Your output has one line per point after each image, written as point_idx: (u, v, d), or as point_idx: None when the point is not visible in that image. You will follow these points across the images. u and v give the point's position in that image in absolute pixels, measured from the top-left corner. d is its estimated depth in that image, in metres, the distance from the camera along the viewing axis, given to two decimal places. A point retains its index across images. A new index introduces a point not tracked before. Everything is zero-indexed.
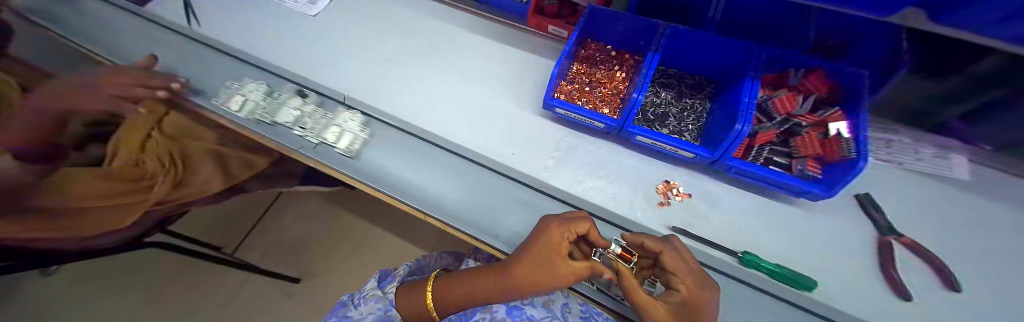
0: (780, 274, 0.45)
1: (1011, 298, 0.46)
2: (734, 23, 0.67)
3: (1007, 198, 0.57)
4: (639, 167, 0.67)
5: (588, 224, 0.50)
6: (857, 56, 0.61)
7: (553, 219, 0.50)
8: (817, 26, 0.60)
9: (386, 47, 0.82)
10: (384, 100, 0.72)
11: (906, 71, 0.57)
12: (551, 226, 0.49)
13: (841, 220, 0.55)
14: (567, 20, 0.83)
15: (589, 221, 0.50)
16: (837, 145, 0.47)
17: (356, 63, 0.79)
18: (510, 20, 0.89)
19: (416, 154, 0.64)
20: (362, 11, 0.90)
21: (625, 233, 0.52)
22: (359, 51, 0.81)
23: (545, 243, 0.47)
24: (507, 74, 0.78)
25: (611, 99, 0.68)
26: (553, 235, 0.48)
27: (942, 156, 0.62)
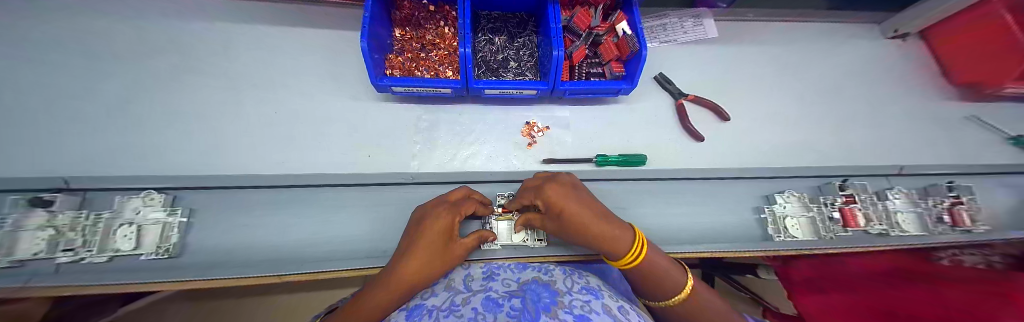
0: (624, 161, 0.58)
1: (747, 114, 0.69)
2: None
3: (743, 39, 0.79)
4: (505, 120, 0.66)
5: (474, 201, 0.45)
6: None
7: (431, 203, 0.42)
8: None
9: (144, 86, 0.60)
10: (173, 154, 0.55)
11: None
12: (439, 206, 0.40)
13: (654, 100, 0.68)
14: None
15: (472, 198, 0.45)
16: (626, 43, 0.58)
17: (95, 124, 0.55)
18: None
19: (233, 205, 0.49)
20: (68, 43, 0.63)
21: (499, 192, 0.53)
22: (91, 104, 0.57)
23: (436, 225, 0.37)
24: (332, 67, 0.67)
25: (449, 60, 0.63)
26: (444, 215, 0.39)
27: (698, 24, 0.79)
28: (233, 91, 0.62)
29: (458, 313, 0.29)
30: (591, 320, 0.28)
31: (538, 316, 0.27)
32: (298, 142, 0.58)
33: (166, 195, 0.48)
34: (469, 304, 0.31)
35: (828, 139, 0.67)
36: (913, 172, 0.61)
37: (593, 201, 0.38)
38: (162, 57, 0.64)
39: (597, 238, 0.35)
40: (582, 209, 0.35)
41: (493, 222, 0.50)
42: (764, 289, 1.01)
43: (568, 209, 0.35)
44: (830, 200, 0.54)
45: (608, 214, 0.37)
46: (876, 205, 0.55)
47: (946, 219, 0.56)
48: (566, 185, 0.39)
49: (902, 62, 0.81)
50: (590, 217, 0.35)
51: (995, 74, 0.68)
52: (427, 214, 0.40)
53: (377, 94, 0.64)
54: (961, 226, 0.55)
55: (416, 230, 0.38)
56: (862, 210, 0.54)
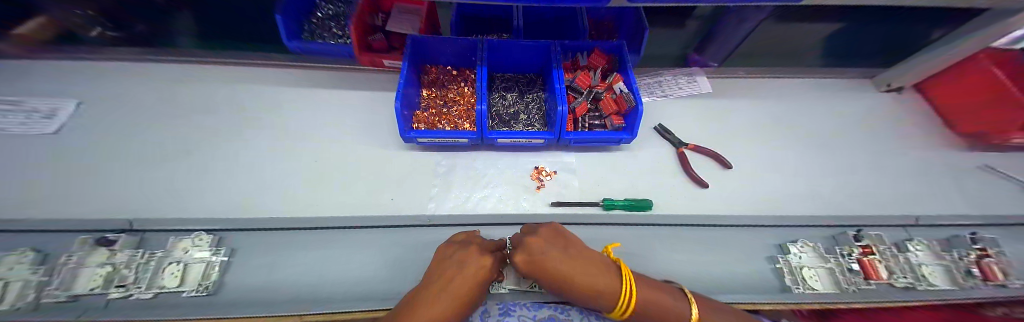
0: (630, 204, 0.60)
1: (747, 161, 0.72)
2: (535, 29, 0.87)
3: (734, 93, 0.86)
4: (516, 166, 0.71)
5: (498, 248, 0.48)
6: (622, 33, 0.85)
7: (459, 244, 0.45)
8: (584, 15, 0.80)
9: (208, 135, 0.71)
10: (220, 196, 0.61)
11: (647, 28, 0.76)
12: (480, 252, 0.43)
13: (655, 148, 0.73)
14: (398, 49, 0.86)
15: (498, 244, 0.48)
16: (623, 100, 0.65)
17: (163, 169, 0.64)
18: (343, 62, 0.89)
19: (268, 244, 0.53)
20: (157, 102, 0.77)
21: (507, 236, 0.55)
22: (162, 152, 0.67)
23: (479, 270, 0.40)
24: (366, 119, 0.77)
25: (467, 114, 0.71)
26: (484, 261, 0.41)
27: (690, 81, 0.87)
28: (280, 141, 0.72)
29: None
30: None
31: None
32: (329, 186, 0.64)
33: (214, 235, 0.53)
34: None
35: (835, 187, 0.69)
36: (927, 222, 0.60)
37: (569, 252, 0.40)
38: (227, 113, 0.76)
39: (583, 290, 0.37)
40: (555, 266, 0.38)
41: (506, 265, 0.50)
42: None
43: (544, 270, 0.38)
44: (845, 250, 0.54)
45: (583, 261, 0.39)
46: (896, 257, 0.54)
47: (978, 273, 0.53)
48: (536, 242, 0.42)
49: (896, 112, 0.85)
50: (568, 271, 0.37)
51: (1004, 123, 0.70)
52: (470, 256, 0.42)
53: (402, 143, 0.72)
54: (993, 281, 0.52)
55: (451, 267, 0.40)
56: (882, 262, 0.53)
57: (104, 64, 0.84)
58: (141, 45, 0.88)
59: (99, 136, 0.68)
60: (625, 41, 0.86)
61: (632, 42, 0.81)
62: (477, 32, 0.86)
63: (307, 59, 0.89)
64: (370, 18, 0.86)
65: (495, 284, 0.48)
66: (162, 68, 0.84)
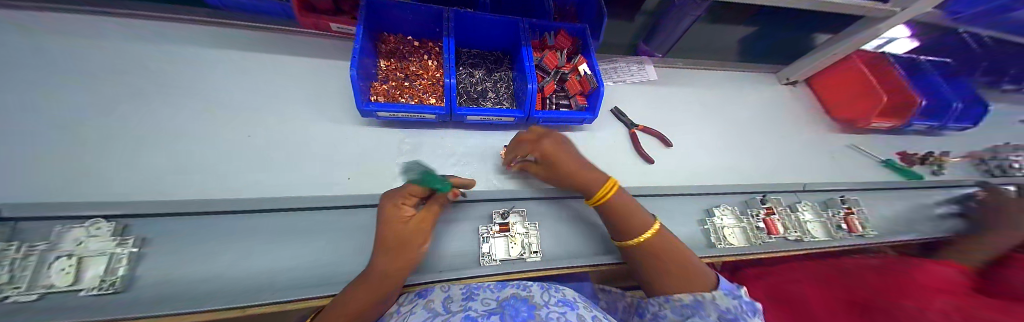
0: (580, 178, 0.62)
1: (686, 141, 0.82)
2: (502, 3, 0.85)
3: (678, 80, 0.96)
4: (483, 144, 0.71)
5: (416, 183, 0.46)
6: (586, 17, 0.88)
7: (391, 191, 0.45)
8: None
9: (92, 103, 0.56)
10: (123, 178, 0.51)
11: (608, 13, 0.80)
12: (384, 201, 0.44)
13: (613, 128, 0.79)
14: (349, 14, 0.77)
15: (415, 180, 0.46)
16: (587, 81, 0.69)
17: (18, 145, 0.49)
18: (279, 26, 0.77)
19: (195, 232, 0.46)
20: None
21: (498, 209, 0.56)
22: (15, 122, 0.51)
23: (384, 221, 0.42)
24: (313, 93, 0.69)
25: (432, 89, 0.68)
26: (387, 210, 0.43)
27: (643, 68, 0.94)
28: (203, 114, 0.61)
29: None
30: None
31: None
32: (271, 166, 0.57)
33: (116, 224, 0.44)
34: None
35: (750, 163, 0.82)
36: (817, 189, 0.75)
37: (581, 158, 0.52)
38: (122, 77, 0.61)
39: (584, 186, 0.49)
40: (561, 159, 0.50)
41: (488, 239, 0.53)
42: None
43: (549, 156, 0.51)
44: (756, 212, 0.66)
45: (580, 167, 0.50)
46: (791, 216, 0.67)
47: (844, 226, 0.69)
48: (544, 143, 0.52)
49: (799, 102, 1.03)
50: (572, 165, 0.50)
51: (867, 111, 0.89)
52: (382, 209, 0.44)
53: (359, 119, 0.67)
54: (855, 232, 0.68)
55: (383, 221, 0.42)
56: (780, 220, 0.66)
57: None
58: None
59: None
60: (587, 25, 0.88)
61: (594, 26, 0.85)
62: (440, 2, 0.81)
63: (232, 19, 0.75)
64: None
65: (485, 258, 0.51)
66: None
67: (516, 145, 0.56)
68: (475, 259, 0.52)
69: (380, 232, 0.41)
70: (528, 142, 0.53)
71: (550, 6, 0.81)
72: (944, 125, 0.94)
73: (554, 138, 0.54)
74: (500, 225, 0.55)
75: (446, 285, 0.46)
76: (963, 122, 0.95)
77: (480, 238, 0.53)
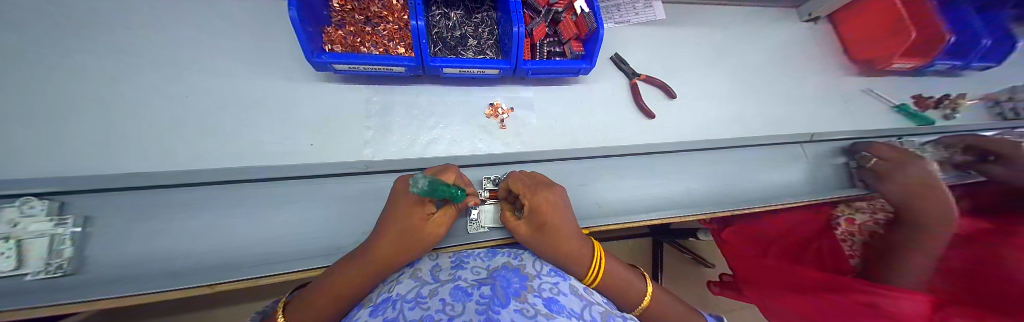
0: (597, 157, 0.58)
1: (690, 92, 0.75)
2: None
3: (688, 20, 0.84)
4: (465, 101, 0.63)
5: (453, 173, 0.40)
6: None
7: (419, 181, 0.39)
8: None
9: None
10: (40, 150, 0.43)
11: None
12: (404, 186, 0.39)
13: (612, 80, 0.71)
14: None
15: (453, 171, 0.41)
16: (583, 21, 0.59)
17: None
18: None
19: (147, 208, 0.42)
20: None
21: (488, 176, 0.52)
22: None
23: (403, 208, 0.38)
24: (261, 45, 0.59)
25: (399, 35, 0.57)
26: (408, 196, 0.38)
27: (649, 5, 0.81)
28: (130, 73, 0.51)
29: (426, 305, 0.29)
30: (559, 303, 0.30)
31: (508, 302, 0.28)
32: (222, 134, 0.50)
33: (50, 202, 0.38)
34: (436, 295, 0.31)
35: (756, 114, 0.76)
36: (820, 140, 0.71)
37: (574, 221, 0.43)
38: (10, 28, 0.50)
39: (568, 256, 0.40)
40: (555, 222, 0.40)
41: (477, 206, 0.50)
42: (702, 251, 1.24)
43: (543, 213, 0.40)
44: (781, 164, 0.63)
45: (574, 235, 0.41)
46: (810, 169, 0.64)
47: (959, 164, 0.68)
48: (546, 195, 0.42)
49: (817, 43, 0.92)
50: (566, 231, 0.40)
51: (890, 52, 0.80)
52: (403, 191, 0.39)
53: (319, 75, 0.58)
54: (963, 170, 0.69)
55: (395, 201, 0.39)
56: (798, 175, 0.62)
57: None
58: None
59: None
60: None
61: None
62: None
63: None
64: None
65: (473, 224, 0.49)
66: None
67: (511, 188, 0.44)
68: (462, 226, 0.49)
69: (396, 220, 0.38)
70: (523, 190, 0.42)
71: None
72: (968, 66, 0.86)
73: (556, 194, 0.43)
74: (489, 192, 0.51)
75: (435, 254, 0.43)
76: (988, 62, 0.88)
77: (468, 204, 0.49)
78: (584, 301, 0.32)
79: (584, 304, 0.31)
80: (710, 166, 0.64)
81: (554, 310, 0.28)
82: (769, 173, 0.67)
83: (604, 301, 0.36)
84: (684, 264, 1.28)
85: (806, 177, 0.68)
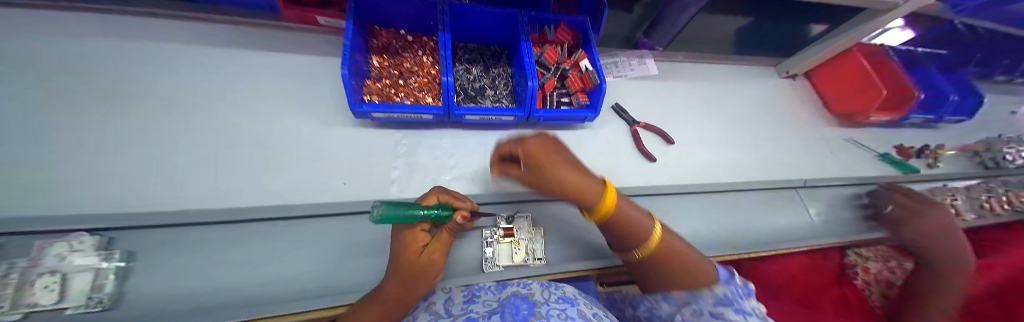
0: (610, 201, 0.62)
1: (686, 138, 0.81)
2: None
3: (679, 75, 0.94)
4: (483, 143, 0.69)
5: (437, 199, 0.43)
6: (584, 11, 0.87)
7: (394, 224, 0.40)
8: None
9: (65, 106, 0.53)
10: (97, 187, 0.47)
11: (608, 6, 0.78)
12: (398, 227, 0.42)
13: (614, 126, 0.78)
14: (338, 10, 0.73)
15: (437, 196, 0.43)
16: (588, 77, 0.67)
17: None
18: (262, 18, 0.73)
19: (185, 244, 0.45)
20: None
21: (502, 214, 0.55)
22: None
23: (399, 251, 0.40)
24: (303, 94, 0.67)
25: (428, 87, 0.65)
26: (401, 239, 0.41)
27: (643, 63, 0.92)
28: (187, 117, 0.58)
29: None
30: None
31: None
32: (262, 172, 0.55)
33: (99, 238, 0.42)
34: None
35: (749, 159, 0.82)
36: (812, 185, 0.77)
37: (574, 162, 0.43)
38: (98, 79, 0.58)
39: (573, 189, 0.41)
40: (547, 158, 0.41)
41: (493, 244, 0.52)
42: None
43: (534, 156, 0.41)
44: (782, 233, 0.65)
45: (574, 167, 0.42)
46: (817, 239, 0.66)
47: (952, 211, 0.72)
48: (537, 141, 0.43)
49: (799, 96, 1.02)
50: (561, 166, 0.40)
51: (865, 105, 0.89)
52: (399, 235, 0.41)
53: (352, 120, 0.64)
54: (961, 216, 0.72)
55: (405, 247, 0.40)
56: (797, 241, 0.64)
57: None
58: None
59: None
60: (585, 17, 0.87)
61: (592, 20, 0.83)
62: None
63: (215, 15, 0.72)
64: None
65: (488, 263, 0.50)
66: None
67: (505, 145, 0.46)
68: (477, 265, 0.50)
69: (395, 261, 0.39)
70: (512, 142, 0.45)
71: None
72: (940, 119, 0.94)
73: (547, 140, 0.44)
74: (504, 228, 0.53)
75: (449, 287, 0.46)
76: (959, 116, 0.96)
77: (484, 242, 0.52)
78: None
79: None
80: (713, 208, 0.68)
81: None
82: (768, 217, 0.70)
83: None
84: None
85: (803, 220, 0.71)
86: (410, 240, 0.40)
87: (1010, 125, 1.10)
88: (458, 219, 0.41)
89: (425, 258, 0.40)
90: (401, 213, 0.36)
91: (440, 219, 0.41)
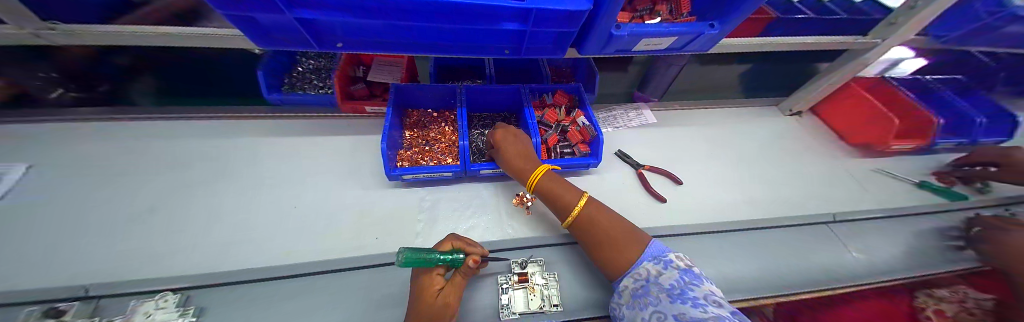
0: None
1: (695, 178, 0.83)
2: (506, 75, 1.00)
3: (677, 120, 1.01)
4: (497, 194, 0.76)
5: (450, 244, 0.49)
6: (579, 77, 1.02)
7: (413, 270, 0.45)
8: (546, 61, 0.95)
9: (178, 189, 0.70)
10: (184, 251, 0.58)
11: (598, 71, 0.92)
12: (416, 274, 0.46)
13: (620, 171, 0.83)
14: (381, 98, 0.93)
15: (449, 241, 0.50)
16: (587, 130, 0.76)
17: (129, 233, 0.61)
18: (325, 113, 0.92)
19: (238, 299, 0.51)
20: (118, 162, 0.74)
21: (513, 260, 0.58)
22: (128, 212, 0.65)
23: (418, 297, 0.43)
24: (347, 164, 0.80)
25: (449, 150, 0.76)
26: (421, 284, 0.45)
27: (640, 113, 1.01)
28: (259, 188, 0.72)
29: None
30: None
31: None
32: (309, 232, 0.64)
33: (179, 296, 0.50)
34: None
35: (767, 194, 0.81)
36: (846, 218, 0.72)
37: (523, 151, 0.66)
38: (203, 165, 0.76)
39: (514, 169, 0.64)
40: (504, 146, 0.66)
41: (508, 291, 0.54)
42: None
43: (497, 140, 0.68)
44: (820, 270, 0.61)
45: (520, 152, 0.65)
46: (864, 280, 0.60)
47: None
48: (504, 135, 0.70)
49: (807, 130, 1.03)
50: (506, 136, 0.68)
51: (881, 132, 0.88)
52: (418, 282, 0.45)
53: (385, 182, 0.75)
54: None
55: (420, 291, 0.43)
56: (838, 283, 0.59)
57: (44, 125, 0.78)
58: (96, 103, 0.87)
59: (49, 202, 0.65)
60: (581, 82, 1.01)
61: (586, 84, 0.97)
62: (454, 79, 0.98)
63: (287, 111, 0.90)
64: (352, 70, 0.94)
65: (504, 310, 0.51)
66: (121, 124, 0.82)
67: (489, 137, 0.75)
68: (494, 312, 0.51)
69: (415, 306, 0.42)
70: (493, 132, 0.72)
71: (546, 72, 0.94)
72: (977, 141, 0.89)
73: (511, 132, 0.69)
74: (518, 275, 0.56)
75: None
76: (998, 136, 0.90)
77: (500, 289, 0.53)
78: None
79: None
80: (738, 247, 0.65)
81: None
82: (808, 258, 0.64)
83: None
84: None
85: (848, 256, 0.65)
86: (425, 284, 0.44)
87: None
88: (469, 263, 0.45)
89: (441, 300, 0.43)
90: (421, 257, 0.43)
91: (454, 263, 0.46)
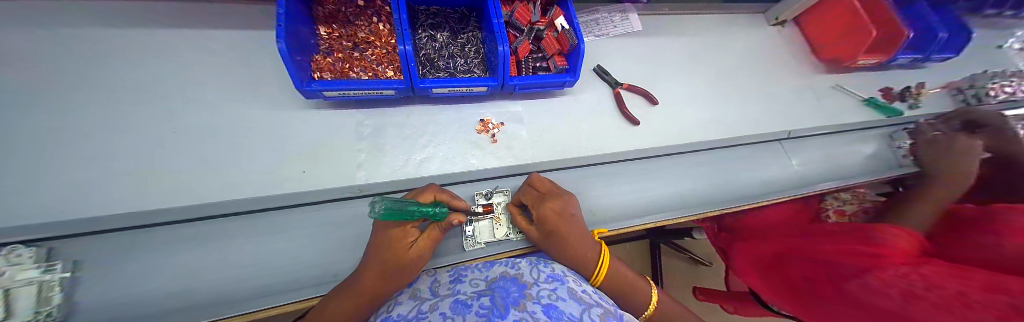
0: (589, 170, 0.62)
1: (671, 97, 0.78)
2: None
3: (663, 28, 0.88)
4: (456, 118, 0.65)
5: (433, 194, 0.43)
6: None
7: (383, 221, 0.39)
8: None
9: None
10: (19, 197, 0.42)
11: None
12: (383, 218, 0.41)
13: (596, 90, 0.74)
14: None
15: (433, 192, 0.43)
16: (564, 37, 0.62)
17: None
18: None
19: (140, 246, 0.41)
20: None
21: (477, 192, 0.53)
22: None
23: (384, 241, 0.39)
24: (250, 78, 0.60)
25: (388, 59, 0.59)
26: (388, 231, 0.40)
27: (626, 18, 0.85)
28: (112, 111, 0.51)
29: (426, 320, 0.29)
30: (558, 308, 0.30)
31: (507, 312, 0.28)
32: (211, 167, 0.50)
33: (37, 249, 0.37)
34: (437, 309, 0.31)
35: (735, 114, 0.80)
36: (797, 136, 0.76)
37: (580, 225, 0.46)
38: None
39: (575, 257, 0.45)
40: (559, 227, 0.44)
41: (472, 222, 0.51)
42: (692, 247, 1.32)
43: (546, 219, 0.44)
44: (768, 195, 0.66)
45: (579, 236, 0.45)
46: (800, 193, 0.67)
47: None
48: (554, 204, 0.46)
49: (789, 44, 0.97)
50: (566, 226, 0.44)
51: (857, 49, 0.85)
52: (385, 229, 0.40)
53: (308, 103, 0.59)
54: None
55: (391, 241, 0.39)
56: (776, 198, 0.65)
57: None
58: None
59: None
60: None
61: None
62: None
63: None
64: None
65: (469, 241, 0.49)
66: None
67: (522, 189, 0.50)
68: (458, 243, 0.49)
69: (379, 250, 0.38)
70: (534, 201, 0.47)
71: None
72: (929, 58, 0.92)
73: (564, 201, 0.47)
74: (484, 207, 0.52)
75: (434, 269, 0.45)
76: (947, 54, 0.93)
77: (464, 221, 0.50)
78: (583, 304, 0.33)
79: (582, 308, 0.32)
80: (696, 167, 0.67)
81: (553, 317, 0.28)
82: (753, 170, 0.70)
83: (600, 300, 0.37)
84: (682, 262, 1.30)
85: (786, 172, 0.71)
86: (396, 237, 0.39)
87: (995, 62, 1.08)
88: (454, 221, 0.40)
89: (409, 251, 0.39)
90: (401, 209, 0.35)
91: (435, 216, 0.41)
